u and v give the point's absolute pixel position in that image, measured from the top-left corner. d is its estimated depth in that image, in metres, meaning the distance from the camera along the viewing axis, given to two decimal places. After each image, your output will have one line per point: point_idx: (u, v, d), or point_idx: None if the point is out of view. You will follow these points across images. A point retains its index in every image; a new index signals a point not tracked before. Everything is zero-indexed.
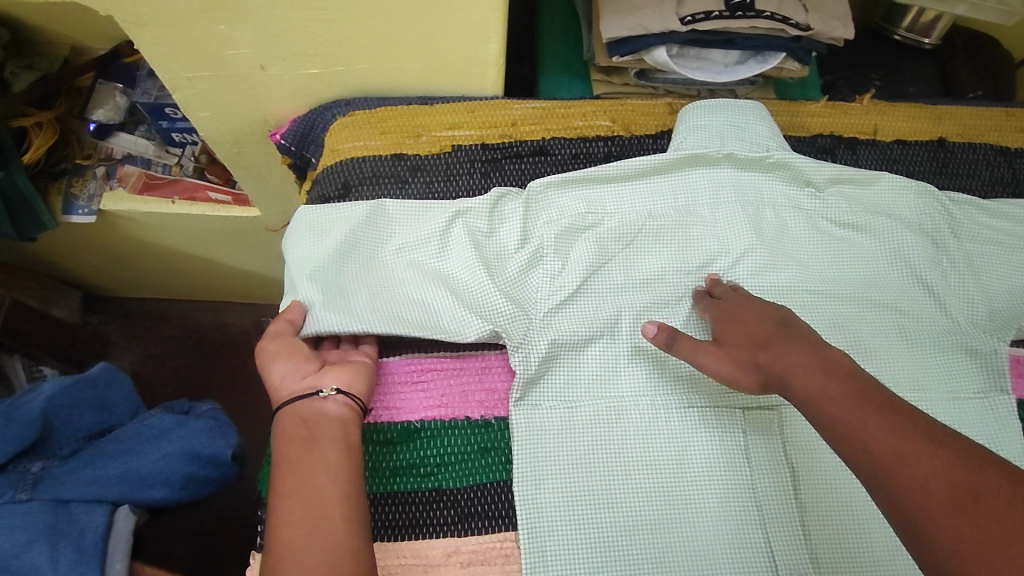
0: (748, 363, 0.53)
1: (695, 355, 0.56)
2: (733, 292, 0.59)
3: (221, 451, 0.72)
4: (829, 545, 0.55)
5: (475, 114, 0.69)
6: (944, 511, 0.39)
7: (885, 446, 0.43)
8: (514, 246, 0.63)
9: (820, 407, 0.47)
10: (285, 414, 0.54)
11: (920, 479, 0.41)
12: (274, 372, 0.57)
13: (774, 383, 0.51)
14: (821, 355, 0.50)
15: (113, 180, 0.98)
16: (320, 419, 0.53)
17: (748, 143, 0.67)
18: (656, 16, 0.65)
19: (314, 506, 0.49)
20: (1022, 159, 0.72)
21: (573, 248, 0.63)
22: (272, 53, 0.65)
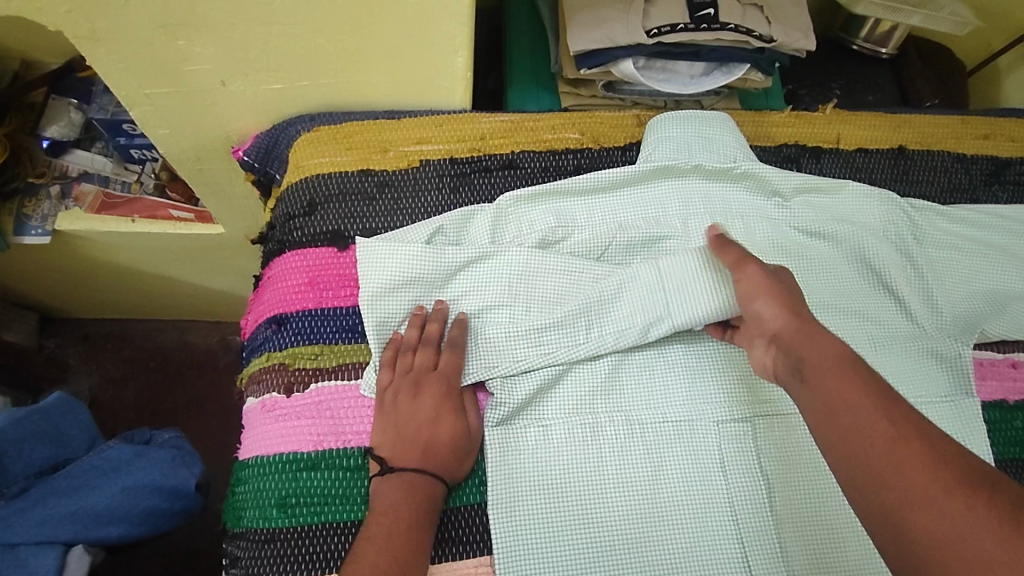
0: (788, 307, 0.52)
1: (744, 291, 0.55)
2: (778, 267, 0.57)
3: (185, 481, 0.69)
4: (808, 557, 0.55)
5: (443, 129, 0.68)
6: (922, 506, 0.40)
7: (870, 446, 0.43)
8: (491, 265, 0.61)
9: (812, 392, 0.47)
10: (439, 438, 0.55)
11: (899, 479, 0.41)
12: (424, 396, 0.56)
13: (781, 344, 0.51)
14: (826, 336, 0.49)
15: (69, 200, 0.95)
16: (461, 447, 0.55)
17: (716, 154, 0.67)
18: (624, 29, 0.65)
19: (410, 516, 0.51)
20: (978, 165, 0.73)
21: (543, 262, 0.61)
22: (234, 68, 0.64)
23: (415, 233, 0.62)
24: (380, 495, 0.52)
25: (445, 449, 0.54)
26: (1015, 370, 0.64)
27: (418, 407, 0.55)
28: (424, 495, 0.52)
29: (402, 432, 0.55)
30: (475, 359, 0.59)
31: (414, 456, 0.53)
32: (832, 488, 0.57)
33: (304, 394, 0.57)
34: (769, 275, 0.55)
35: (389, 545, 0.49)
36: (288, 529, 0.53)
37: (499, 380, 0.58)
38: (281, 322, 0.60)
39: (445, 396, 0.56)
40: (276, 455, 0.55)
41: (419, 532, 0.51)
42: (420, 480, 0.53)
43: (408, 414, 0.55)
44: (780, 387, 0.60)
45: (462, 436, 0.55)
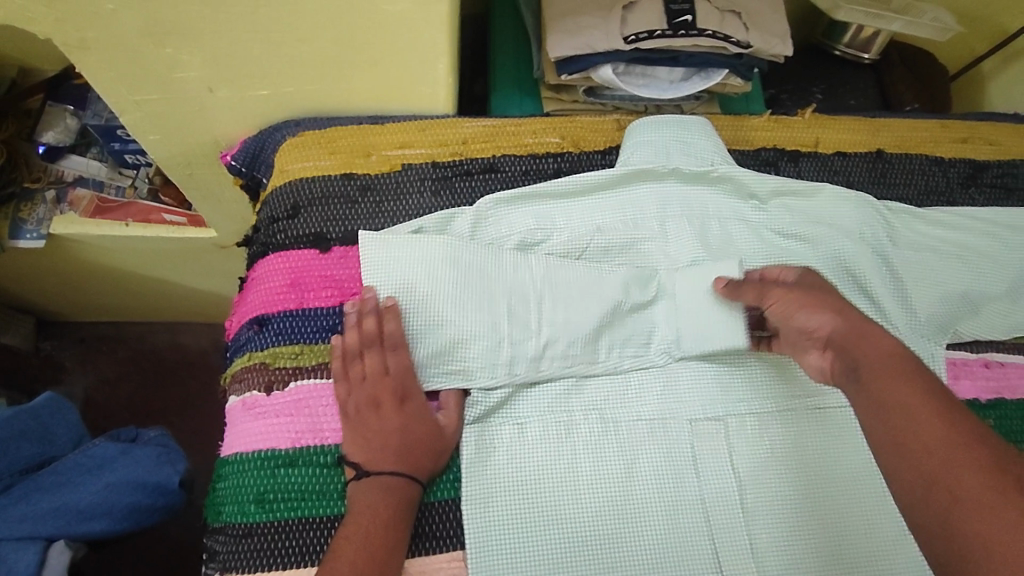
0: (838, 312, 0.55)
1: (779, 312, 0.57)
2: (803, 273, 0.58)
3: (168, 478, 0.70)
4: (781, 554, 0.56)
5: (426, 134, 0.69)
6: (969, 505, 0.42)
7: (924, 448, 0.46)
8: (464, 263, 0.62)
9: (869, 393, 0.50)
10: (410, 442, 0.55)
11: (950, 479, 0.44)
12: (385, 403, 0.56)
13: (837, 349, 0.53)
14: (882, 339, 0.52)
15: (64, 204, 0.98)
16: (432, 444, 0.56)
17: (693, 157, 0.68)
18: (602, 35, 0.66)
19: (383, 514, 0.52)
20: (956, 169, 0.74)
21: (510, 264, 0.63)
22: (221, 75, 0.65)
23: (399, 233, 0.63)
24: (358, 494, 0.54)
25: (415, 447, 0.55)
26: (989, 370, 0.65)
27: (383, 415, 0.56)
28: (394, 494, 0.53)
29: (370, 436, 0.55)
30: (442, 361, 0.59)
31: (386, 459, 0.54)
32: (801, 485, 0.58)
33: (282, 393, 0.58)
34: (797, 286, 0.57)
35: (364, 544, 0.51)
36: (264, 524, 0.54)
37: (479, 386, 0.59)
38: (262, 323, 0.62)
39: (402, 400, 0.57)
40: (255, 453, 0.56)
41: (393, 532, 0.52)
42: (396, 481, 0.54)
43: (375, 421, 0.56)
44: (749, 386, 0.62)
45: (433, 434, 0.56)
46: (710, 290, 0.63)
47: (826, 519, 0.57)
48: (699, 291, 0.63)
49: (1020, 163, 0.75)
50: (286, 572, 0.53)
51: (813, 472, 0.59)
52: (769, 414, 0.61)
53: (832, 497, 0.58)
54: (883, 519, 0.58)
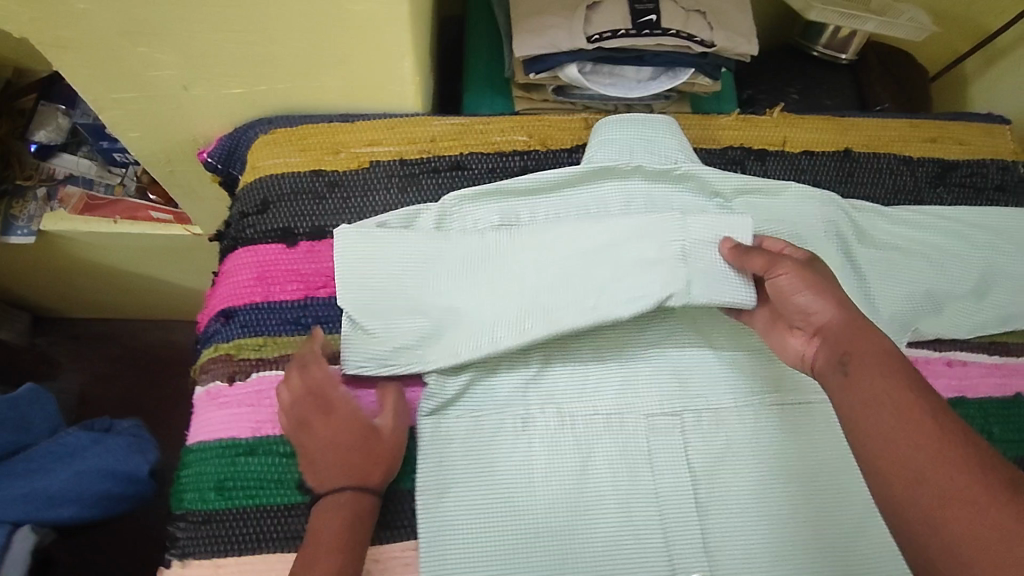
0: (838, 302, 0.53)
1: (782, 285, 0.55)
2: (813, 252, 0.57)
3: (138, 467, 0.71)
4: (730, 550, 0.57)
5: (395, 131, 0.70)
6: (954, 511, 0.41)
7: (909, 452, 0.44)
8: (425, 255, 0.63)
9: (856, 392, 0.48)
10: (347, 451, 0.55)
11: (934, 482, 0.43)
12: (314, 419, 0.56)
13: (828, 337, 0.52)
14: (870, 334, 0.51)
15: (55, 202, 1.00)
16: (371, 448, 0.56)
17: (657, 156, 0.68)
18: (566, 35, 0.67)
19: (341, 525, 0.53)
20: (924, 167, 0.74)
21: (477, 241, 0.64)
22: (195, 74, 0.67)
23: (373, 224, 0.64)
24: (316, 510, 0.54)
25: (351, 454, 0.55)
26: (950, 368, 0.65)
27: (314, 433, 0.55)
28: (345, 508, 0.53)
29: (309, 456, 0.55)
30: (403, 352, 0.60)
31: (330, 476, 0.54)
32: (753, 479, 0.59)
33: (245, 383, 0.60)
34: (804, 265, 0.55)
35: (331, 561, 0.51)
36: (223, 511, 0.56)
37: (434, 376, 0.60)
38: (228, 315, 0.63)
39: (327, 413, 0.56)
40: (217, 441, 0.58)
41: (356, 541, 0.53)
42: (347, 492, 0.54)
43: (308, 441, 0.55)
44: (707, 382, 0.63)
45: (369, 439, 0.56)
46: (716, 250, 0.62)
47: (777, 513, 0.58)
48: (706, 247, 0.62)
49: (988, 163, 0.75)
50: (242, 557, 0.55)
51: (766, 466, 0.60)
52: (727, 410, 0.62)
53: (783, 491, 0.59)
54: (834, 514, 0.59)
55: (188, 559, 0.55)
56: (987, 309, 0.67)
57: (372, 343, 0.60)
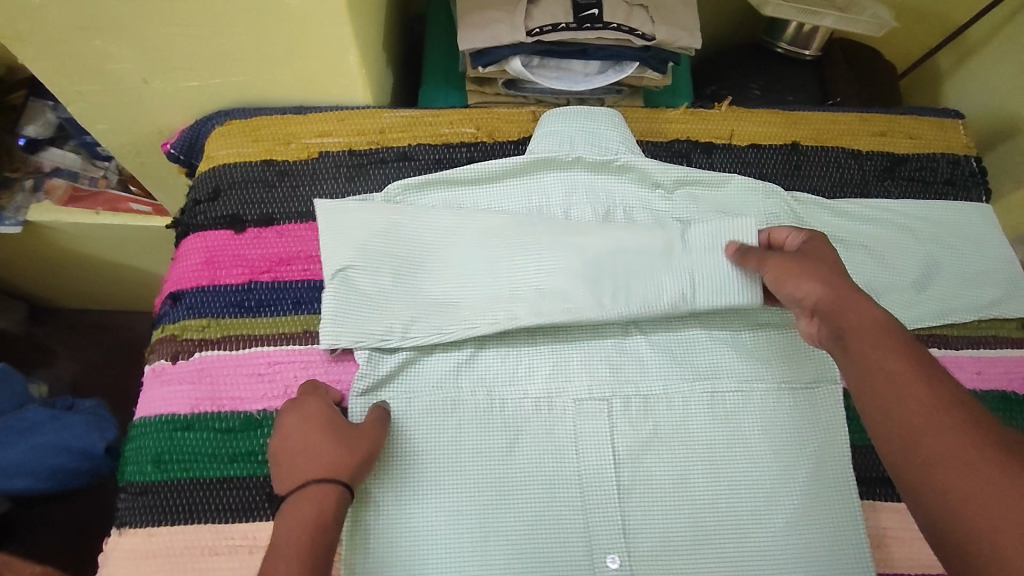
0: (829, 280, 0.53)
1: (775, 278, 0.57)
2: (807, 239, 0.59)
3: (93, 444, 0.75)
4: (647, 534, 0.58)
5: (344, 123, 0.72)
6: (953, 469, 0.39)
7: (908, 415, 0.43)
8: (371, 232, 0.65)
9: (852, 359, 0.48)
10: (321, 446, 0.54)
11: (930, 444, 0.41)
12: (297, 420, 0.56)
13: (822, 314, 0.52)
14: (864, 304, 0.50)
15: (41, 193, 1.04)
16: (349, 442, 0.55)
17: (598, 147, 0.69)
18: (507, 29, 0.68)
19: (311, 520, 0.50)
20: (872, 161, 0.74)
21: (424, 218, 0.66)
22: (153, 67, 0.69)
23: (364, 212, 0.66)
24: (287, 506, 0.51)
25: (325, 446, 0.54)
26: None
27: (294, 432, 0.55)
28: (316, 499, 0.51)
29: (281, 457, 0.54)
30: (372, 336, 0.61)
31: (303, 472, 0.52)
32: (677, 465, 0.60)
33: (187, 362, 0.62)
34: (791, 255, 0.57)
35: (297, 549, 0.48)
36: (160, 483, 0.58)
37: (366, 354, 0.61)
38: (176, 298, 0.66)
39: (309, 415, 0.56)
40: (157, 417, 0.60)
41: (324, 531, 0.49)
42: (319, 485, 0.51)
43: (288, 442, 0.55)
44: (640, 372, 0.64)
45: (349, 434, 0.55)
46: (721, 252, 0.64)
47: (699, 499, 0.59)
48: (709, 250, 0.65)
49: (939, 156, 0.74)
50: (175, 527, 0.57)
51: (692, 452, 0.61)
52: (656, 398, 0.63)
53: (705, 476, 0.60)
54: (759, 501, 0.59)
55: (124, 528, 0.57)
56: (928, 302, 0.67)
57: (354, 327, 0.62)
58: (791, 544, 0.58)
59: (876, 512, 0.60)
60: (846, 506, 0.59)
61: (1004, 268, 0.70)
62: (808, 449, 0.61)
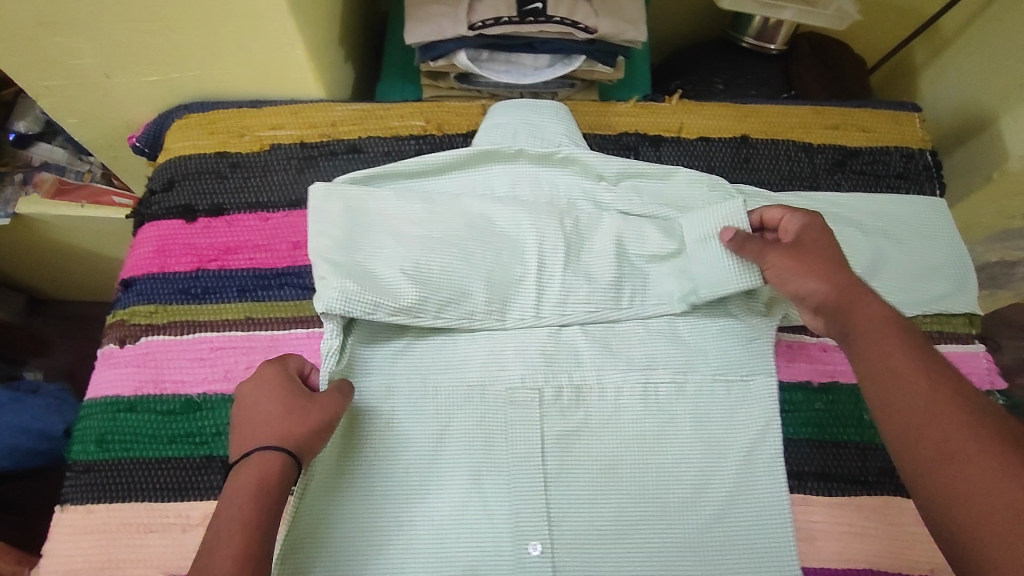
0: (830, 278, 0.54)
1: (777, 275, 0.58)
2: (807, 221, 0.59)
3: (52, 425, 0.83)
4: (571, 523, 0.58)
5: (297, 116, 0.74)
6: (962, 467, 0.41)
7: (923, 415, 0.44)
8: (391, 219, 0.65)
9: (864, 356, 0.49)
10: (275, 412, 0.52)
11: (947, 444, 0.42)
12: (257, 384, 0.55)
13: (828, 314, 0.53)
14: (870, 303, 0.51)
15: (29, 186, 1.07)
16: (302, 409, 0.53)
17: (541, 140, 0.70)
18: (451, 23, 0.69)
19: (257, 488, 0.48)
20: (823, 154, 0.73)
21: (375, 205, 0.66)
22: (113, 62, 0.71)
23: (386, 197, 0.66)
24: (235, 474, 0.50)
25: (275, 414, 0.52)
26: (822, 354, 0.65)
27: (253, 398, 0.54)
28: (258, 465, 0.49)
29: (237, 421, 0.53)
30: (381, 305, 0.60)
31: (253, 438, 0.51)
32: (603, 456, 0.61)
33: (134, 346, 0.65)
34: (797, 250, 0.57)
35: (244, 517, 0.47)
36: (101, 461, 0.60)
37: (332, 327, 0.60)
38: (127, 285, 0.68)
39: (269, 380, 0.55)
40: (102, 398, 0.63)
41: (272, 500, 0.48)
42: (268, 454, 0.50)
43: (246, 407, 0.53)
44: (577, 365, 0.64)
45: (303, 402, 0.54)
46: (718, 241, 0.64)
47: (622, 489, 0.60)
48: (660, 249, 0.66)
49: (892, 150, 0.74)
50: (113, 504, 0.59)
51: (619, 441, 0.61)
52: (588, 386, 0.63)
53: (633, 465, 0.60)
54: (684, 492, 0.59)
55: (66, 504, 0.59)
56: None
57: (369, 295, 0.60)
58: (715, 537, 0.58)
59: (806, 506, 0.60)
60: (774, 499, 0.59)
61: (954, 263, 0.69)
62: (741, 442, 0.61)
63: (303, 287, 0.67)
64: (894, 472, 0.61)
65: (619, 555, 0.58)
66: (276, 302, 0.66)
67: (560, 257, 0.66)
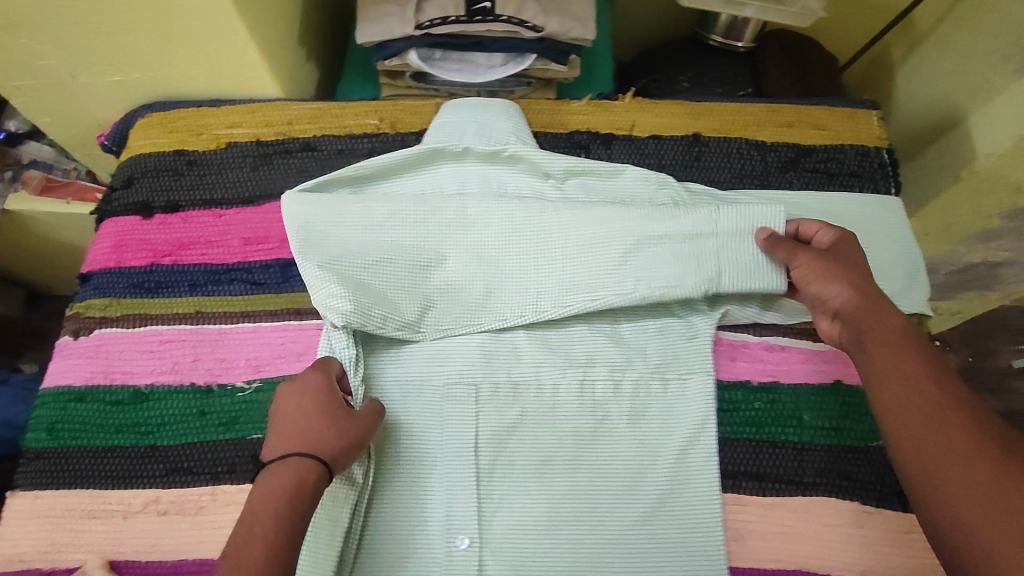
0: (852, 286, 0.57)
1: (802, 276, 0.61)
2: (838, 237, 0.62)
3: (17, 414, 0.87)
4: (500, 519, 0.59)
5: (254, 115, 0.75)
6: (953, 464, 0.46)
7: (921, 417, 0.49)
8: (409, 229, 0.66)
9: (872, 361, 0.54)
10: (318, 425, 0.55)
11: (944, 444, 0.47)
12: (299, 395, 0.57)
13: (846, 320, 0.57)
14: (886, 312, 0.56)
15: (18, 183, 1.10)
16: (343, 423, 0.56)
17: (487, 138, 0.70)
18: (399, 22, 0.70)
19: (288, 497, 0.50)
20: (776, 153, 0.73)
21: (358, 208, 0.65)
22: (78, 63, 0.73)
23: (403, 205, 0.66)
24: (268, 478, 0.52)
25: (315, 421, 0.55)
26: (766, 353, 0.65)
27: (297, 407, 0.56)
28: (292, 471, 0.52)
29: (275, 425, 0.56)
30: (406, 328, 0.64)
31: (293, 445, 0.54)
32: (534, 452, 0.61)
33: (87, 338, 0.67)
34: (826, 255, 0.60)
35: (275, 518, 0.49)
36: (51, 449, 0.62)
37: (343, 338, 0.62)
38: (85, 279, 0.70)
39: (317, 392, 0.57)
40: (55, 388, 0.65)
41: (302, 504, 0.51)
42: (306, 463, 0.52)
43: (290, 415, 0.56)
44: (519, 363, 0.64)
45: (345, 417, 0.56)
46: (750, 241, 0.64)
47: (546, 484, 0.60)
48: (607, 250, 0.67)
49: (847, 148, 0.73)
50: (59, 490, 0.61)
51: (552, 436, 0.62)
52: (526, 383, 0.63)
53: (566, 461, 0.61)
54: (615, 489, 0.60)
55: (17, 490, 0.61)
56: None
57: (394, 316, 0.63)
58: (642, 533, 0.59)
59: (738, 506, 0.60)
60: (703, 497, 0.60)
61: (903, 264, 0.68)
62: (676, 440, 0.61)
63: (252, 282, 0.68)
64: (830, 473, 0.61)
65: (538, 547, 0.58)
66: (225, 297, 0.68)
67: (510, 254, 0.67)
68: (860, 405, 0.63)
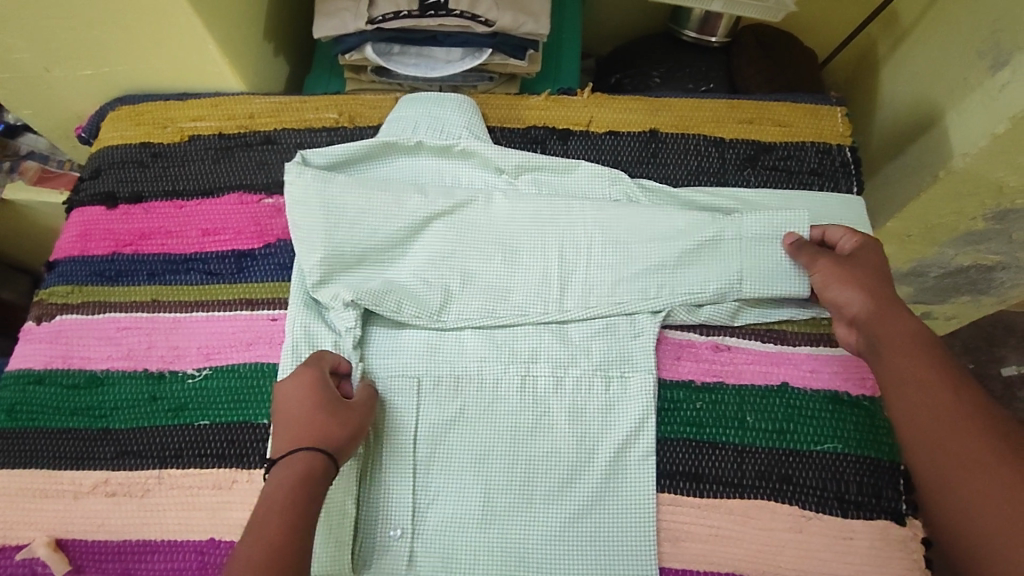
0: (871, 294, 0.57)
1: (821, 281, 0.61)
2: (863, 239, 0.61)
3: None
4: (437, 513, 0.59)
5: (217, 109, 0.77)
6: (969, 475, 0.47)
7: (940, 427, 0.49)
8: (446, 224, 0.68)
9: (888, 366, 0.53)
10: (315, 416, 0.55)
11: (962, 455, 0.47)
12: (299, 388, 0.57)
13: (861, 328, 0.57)
14: (901, 319, 0.55)
15: (15, 173, 1.13)
16: (345, 413, 0.57)
17: (439, 132, 0.70)
18: (353, 17, 0.71)
19: (296, 486, 0.51)
20: (735, 150, 0.72)
21: (392, 199, 0.67)
22: (50, 58, 0.75)
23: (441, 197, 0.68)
24: (280, 472, 0.52)
25: (314, 412, 0.56)
26: (715, 354, 0.65)
27: (293, 399, 0.56)
28: (300, 462, 0.53)
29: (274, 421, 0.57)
30: (419, 317, 0.65)
31: (298, 437, 0.54)
32: (469, 446, 0.61)
33: (49, 324, 0.69)
34: (842, 261, 0.60)
35: (283, 506, 0.50)
36: (9, 430, 0.65)
37: (351, 317, 0.64)
38: (51, 266, 0.73)
39: (314, 383, 0.57)
40: (16, 371, 0.67)
41: (313, 489, 0.52)
42: (310, 454, 0.53)
43: (288, 408, 0.56)
44: (464, 357, 0.64)
45: (344, 408, 0.57)
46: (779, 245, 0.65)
47: (479, 476, 0.60)
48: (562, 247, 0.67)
49: (808, 145, 0.72)
50: (14, 469, 0.63)
51: (488, 431, 0.62)
52: (468, 378, 0.63)
53: (503, 458, 0.61)
54: (549, 486, 0.60)
55: None
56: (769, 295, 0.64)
57: (411, 304, 0.65)
58: (576, 530, 0.59)
59: (674, 506, 0.59)
60: (638, 496, 0.59)
61: None
62: (615, 438, 0.61)
63: (207, 272, 0.70)
64: (770, 476, 0.60)
65: (465, 541, 0.59)
66: (180, 286, 0.69)
67: (468, 249, 0.67)
68: (804, 408, 0.62)
